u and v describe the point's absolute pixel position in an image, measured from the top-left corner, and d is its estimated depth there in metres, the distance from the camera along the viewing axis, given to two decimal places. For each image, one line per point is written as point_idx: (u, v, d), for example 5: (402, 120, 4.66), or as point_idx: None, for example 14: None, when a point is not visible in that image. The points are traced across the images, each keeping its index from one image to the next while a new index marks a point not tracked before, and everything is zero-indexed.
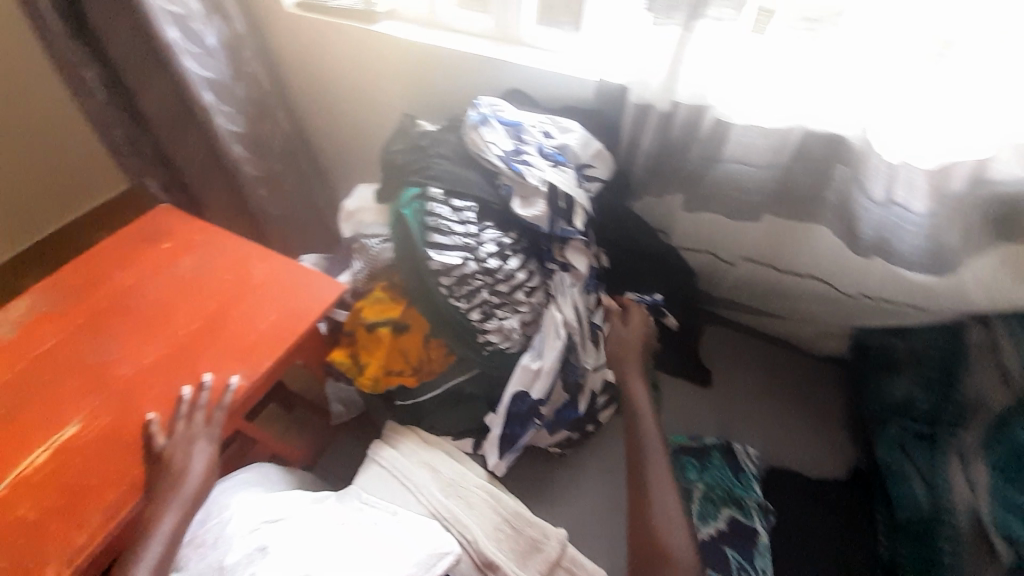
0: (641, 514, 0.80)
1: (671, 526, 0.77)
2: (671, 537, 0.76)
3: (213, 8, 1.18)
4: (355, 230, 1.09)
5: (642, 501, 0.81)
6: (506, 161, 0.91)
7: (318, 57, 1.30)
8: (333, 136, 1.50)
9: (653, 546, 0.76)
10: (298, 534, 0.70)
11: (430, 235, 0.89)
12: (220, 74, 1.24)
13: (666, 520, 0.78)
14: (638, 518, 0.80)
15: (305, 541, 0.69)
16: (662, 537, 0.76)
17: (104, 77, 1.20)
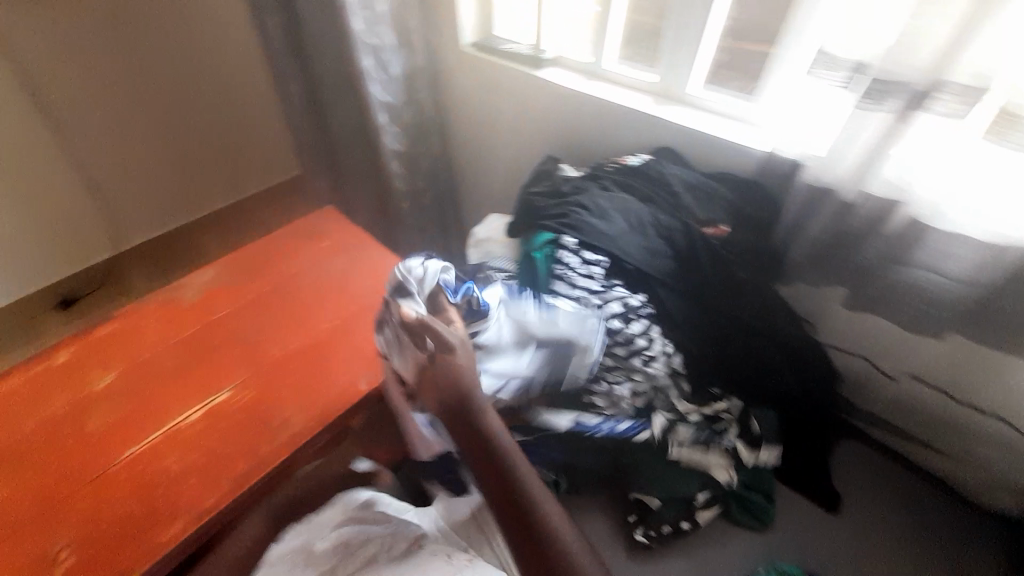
0: (520, 531, 0.58)
1: (543, 501, 0.60)
2: (550, 513, 0.60)
3: (402, 43, 1.32)
4: (481, 258, 1.11)
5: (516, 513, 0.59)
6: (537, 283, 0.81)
7: (480, 92, 1.40)
8: (475, 164, 1.59)
9: (526, 529, 0.58)
10: (382, 539, 0.74)
11: (554, 282, 0.83)
12: (395, 99, 1.38)
13: (534, 493, 0.60)
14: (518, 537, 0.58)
15: (384, 551, 0.72)
16: (537, 512, 0.59)
17: (304, 93, 1.41)
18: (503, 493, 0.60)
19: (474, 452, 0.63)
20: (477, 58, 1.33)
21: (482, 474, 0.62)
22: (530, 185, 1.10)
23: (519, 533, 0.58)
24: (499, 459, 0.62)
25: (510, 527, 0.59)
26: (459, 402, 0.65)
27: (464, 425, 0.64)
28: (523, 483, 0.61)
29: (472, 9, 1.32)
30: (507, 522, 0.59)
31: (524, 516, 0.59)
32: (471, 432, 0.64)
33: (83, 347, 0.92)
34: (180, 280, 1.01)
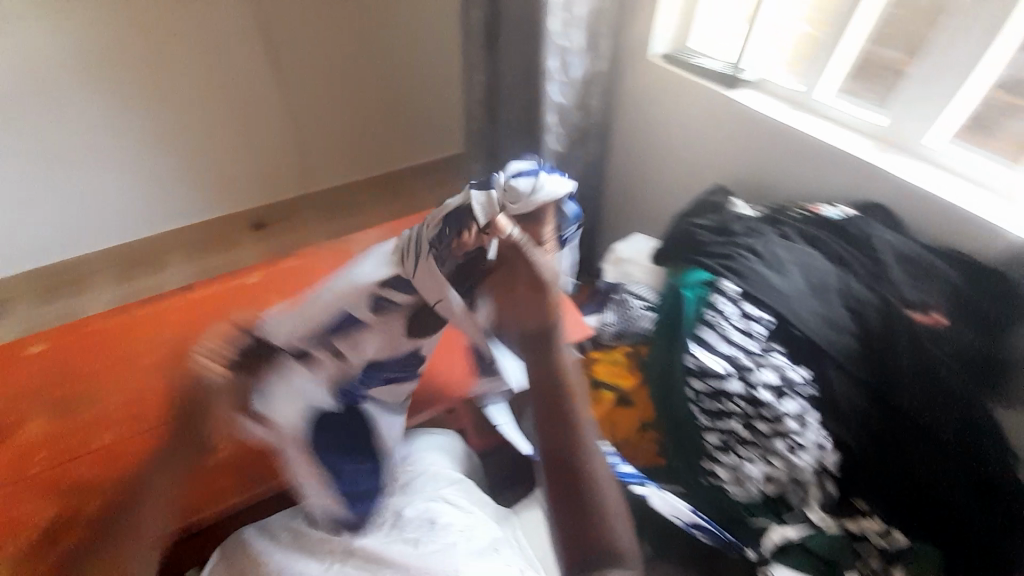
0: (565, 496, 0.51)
1: (607, 498, 0.51)
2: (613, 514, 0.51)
3: (591, 45, 1.31)
4: (617, 279, 1.04)
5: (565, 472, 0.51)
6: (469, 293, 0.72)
7: (657, 104, 1.32)
8: (630, 180, 1.51)
9: (581, 525, 0.50)
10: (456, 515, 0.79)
11: (701, 329, 0.76)
12: (568, 101, 1.37)
13: (601, 490, 0.51)
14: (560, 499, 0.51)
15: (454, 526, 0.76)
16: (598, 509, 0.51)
17: (487, 82, 1.49)
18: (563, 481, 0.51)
19: (545, 423, 0.53)
20: (665, 70, 1.26)
21: (546, 449, 0.52)
22: (691, 213, 1.01)
23: (570, 525, 0.50)
24: (570, 440, 0.52)
25: (565, 520, 0.50)
26: (536, 345, 0.54)
27: (542, 392, 0.53)
28: (591, 476, 0.52)
29: (672, 20, 1.26)
30: (562, 511, 0.51)
31: (583, 511, 0.50)
32: (546, 400, 0.53)
33: (266, 274, 1.07)
34: (350, 236, 1.14)
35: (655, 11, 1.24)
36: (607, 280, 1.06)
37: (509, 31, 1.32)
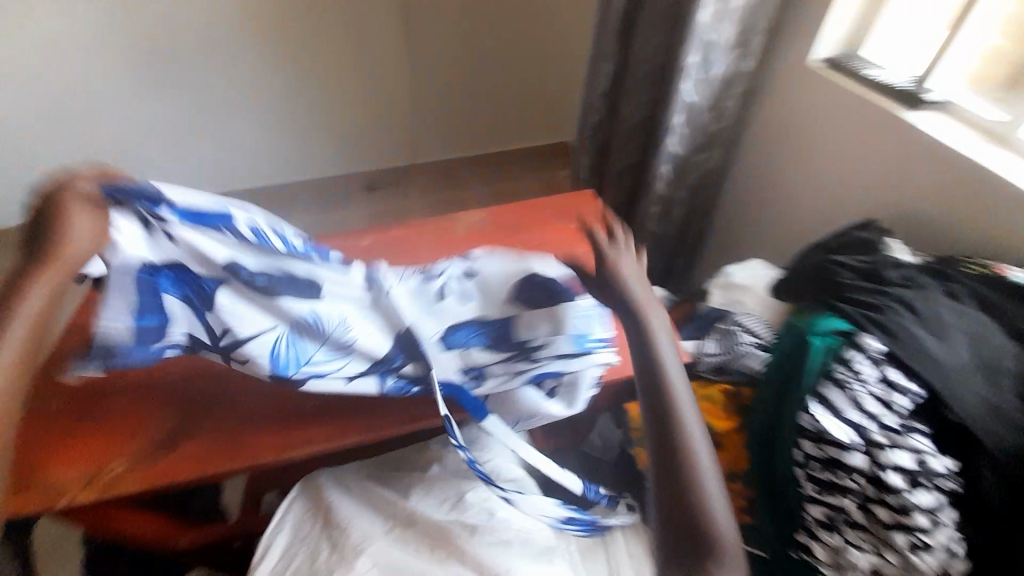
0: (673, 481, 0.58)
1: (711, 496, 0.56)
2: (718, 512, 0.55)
3: (740, 42, 1.17)
4: (725, 305, 0.95)
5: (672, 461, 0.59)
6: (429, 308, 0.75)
7: (809, 116, 1.15)
8: (753, 197, 1.35)
9: (686, 512, 0.55)
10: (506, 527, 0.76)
11: (826, 386, 0.66)
12: (702, 100, 1.23)
13: (703, 487, 0.57)
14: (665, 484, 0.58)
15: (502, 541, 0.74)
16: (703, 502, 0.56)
17: (615, 74, 1.39)
18: (670, 467, 0.58)
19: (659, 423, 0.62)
20: (828, 78, 1.09)
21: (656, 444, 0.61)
22: (828, 245, 0.87)
23: (675, 508, 0.56)
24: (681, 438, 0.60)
25: (664, 494, 0.57)
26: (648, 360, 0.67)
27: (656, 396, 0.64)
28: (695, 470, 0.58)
29: (845, 21, 1.09)
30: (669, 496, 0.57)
31: (686, 496, 0.56)
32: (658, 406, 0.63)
33: (379, 238, 1.11)
34: (455, 214, 1.15)
35: (828, 8, 1.07)
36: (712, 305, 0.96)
37: (649, 21, 1.21)
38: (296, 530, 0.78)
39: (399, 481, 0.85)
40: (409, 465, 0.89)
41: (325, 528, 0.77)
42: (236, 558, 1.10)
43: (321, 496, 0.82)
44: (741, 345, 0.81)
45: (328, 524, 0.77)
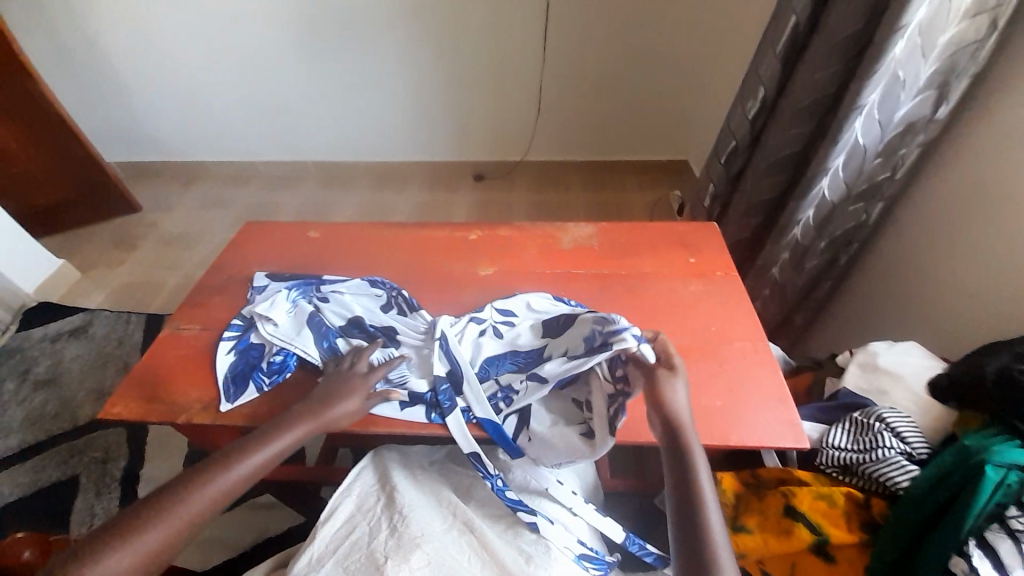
0: (686, 538, 0.58)
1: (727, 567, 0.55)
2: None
3: (940, 82, 0.96)
4: (865, 389, 0.81)
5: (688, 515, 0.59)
6: (499, 353, 0.86)
7: (1016, 184, 0.91)
8: (910, 263, 1.14)
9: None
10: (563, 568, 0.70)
11: (1000, 537, 0.57)
12: (871, 144, 1.04)
13: (716, 546, 0.56)
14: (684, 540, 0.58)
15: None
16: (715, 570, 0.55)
17: (767, 100, 1.23)
18: (689, 524, 0.58)
19: (676, 478, 0.62)
20: None
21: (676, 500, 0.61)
22: (1021, 351, 0.69)
23: (689, 572, 0.55)
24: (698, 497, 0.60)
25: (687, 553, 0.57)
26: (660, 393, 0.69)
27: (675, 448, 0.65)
28: (707, 531, 0.57)
29: None
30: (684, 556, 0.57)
31: (698, 553, 0.56)
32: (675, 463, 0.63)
33: (487, 236, 1.11)
34: (565, 224, 1.12)
35: None
36: (848, 387, 0.83)
37: (823, 45, 1.04)
38: (362, 501, 0.80)
39: (462, 481, 0.84)
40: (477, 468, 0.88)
41: (386, 508, 0.78)
42: (302, 502, 1.18)
43: (388, 475, 0.83)
44: (882, 450, 0.68)
45: (391, 506, 0.78)
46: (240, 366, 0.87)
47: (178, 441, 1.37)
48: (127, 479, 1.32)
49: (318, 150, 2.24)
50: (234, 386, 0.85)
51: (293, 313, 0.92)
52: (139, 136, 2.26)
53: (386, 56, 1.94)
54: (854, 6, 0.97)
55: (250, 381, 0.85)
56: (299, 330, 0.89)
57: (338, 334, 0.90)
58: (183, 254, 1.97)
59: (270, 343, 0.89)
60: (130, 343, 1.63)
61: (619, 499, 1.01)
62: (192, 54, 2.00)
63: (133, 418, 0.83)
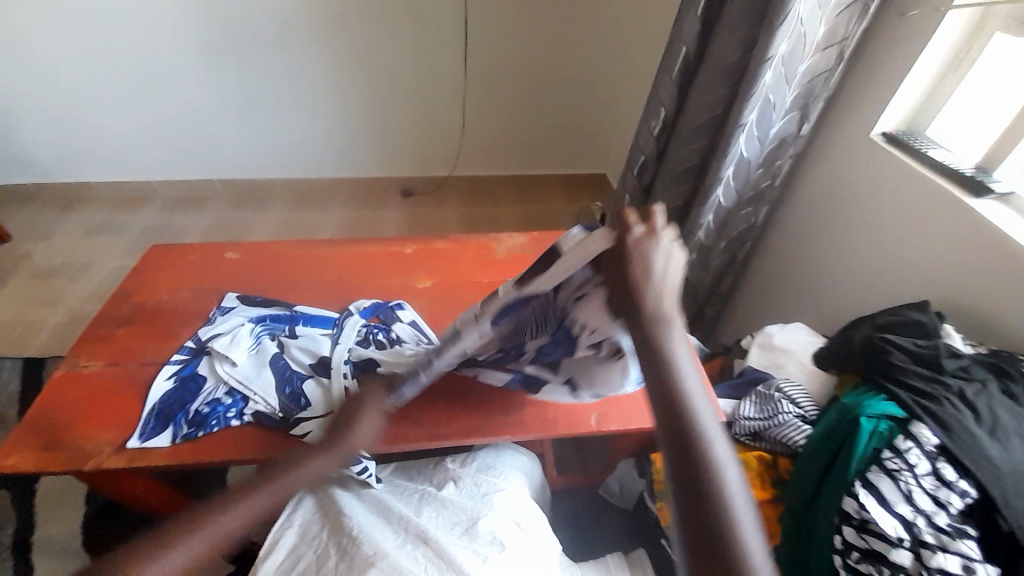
0: (681, 453, 0.44)
1: (746, 531, 0.41)
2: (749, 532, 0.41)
3: (801, 105, 1.14)
4: (767, 365, 0.93)
5: (679, 425, 0.45)
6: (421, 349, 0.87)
7: (866, 188, 1.10)
8: (791, 256, 1.33)
9: (707, 538, 0.41)
10: (520, 561, 0.73)
11: (877, 473, 0.67)
12: (754, 157, 1.20)
13: (716, 462, 0.43)
14: (679, 459, 0.44)
15: None
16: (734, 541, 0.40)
17: (668, 118, 1.36)
18: (682, 461, 0.44)
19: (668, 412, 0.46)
20: (891, 155, 1.04)
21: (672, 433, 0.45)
22: (879, 322, 0.84)
23: (689, 511, 0.42)
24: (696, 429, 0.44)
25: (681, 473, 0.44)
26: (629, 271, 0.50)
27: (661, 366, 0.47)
28: (701, 441, 0.44)
29: (916, 92, 1.04)
30: (686, 513, 0.42)
31: (693, 470, 0.43)
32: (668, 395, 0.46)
33: (422, 250, 1.12)
34: (498, 235, 1.16)
35: (896, 82, 1.03)
36: (752, 365, 0.95)
37: (710, 72, 1.19)
38: (305, 532, 0.77)
39: (412, 496, 0.83)
40: (424, 479, 0.88)
41: (332, 534, 0.75)
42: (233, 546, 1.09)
43: (332, 499, 0.81)
44: (783, 415, 0.79)
45: (338, 531, 0.75)
46: (173, 396, 0.81)
47: (74, 500, 1.20)
48: (14, 548, 1.13)
49: (230, 169, 2.11)
50: (155, 424, 0.78)
51: (256, 349, 0.85)
52: (3, 155, 1.97)
53: (304, 72, 1.90)
54: (732, 40, 1.12)
55: (170, 422, 0.78)
56: (261, 370, 0.83)
57: (304, 377, 0.83)
58: (69, 287, 1.74)
59: (227, 382, 0.81)
60: (5, 393, 1.41)
61: (567, 493, 1.06)
62: (72, 62, 1.81)
63: (33, 471, 0.73)
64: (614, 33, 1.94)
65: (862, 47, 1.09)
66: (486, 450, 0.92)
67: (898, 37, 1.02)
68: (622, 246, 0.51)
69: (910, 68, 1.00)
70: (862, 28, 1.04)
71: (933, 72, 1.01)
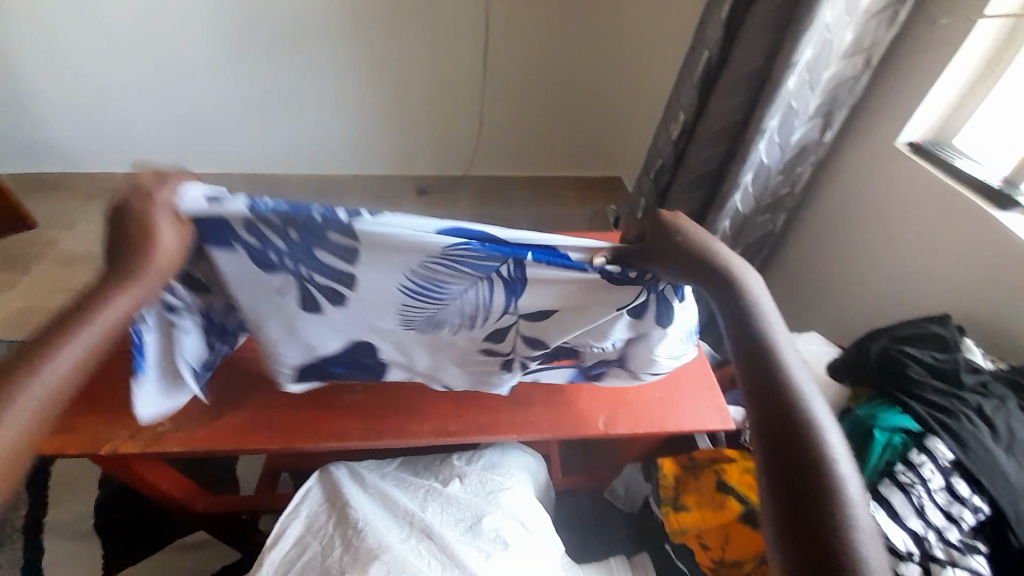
0: (761, 379, 0.40)
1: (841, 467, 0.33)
2: (844, 465, 0.34)
3: (824, 112, 1.12)
4: None
5: (761, 357, 0.42)
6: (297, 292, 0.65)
7: (888, 198, 1.08)
8: (807, 266, 1.31)
9: (796, 474, 0.33)
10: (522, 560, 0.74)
11: (889, 487, 0.66)
12: (774, 164, 1.18)
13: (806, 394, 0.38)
14: (758, 386, 0.40)
15: None
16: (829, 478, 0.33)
17: (687, 123, 1.35)
18: (762, 387, 0.40)
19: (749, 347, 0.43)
20: (916, 164, 1.02)
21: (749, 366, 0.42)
22: (898, 334, 0.82)
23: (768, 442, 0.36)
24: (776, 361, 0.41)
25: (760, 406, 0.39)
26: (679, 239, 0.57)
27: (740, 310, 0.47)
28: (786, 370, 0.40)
29: (943, 102, 1.02)
30: (769, 449, 0.36)
31: (774, 399, 0.39)
32: (749, 334, 0.44)
33: None
34: None
35: (923, 92, 1.01)
36: None
37: (732, 77, 1.18)
38: (311, 522, 0.78)
39: (417, 491, 0.83)
40: (430, 474, 0.88)
41: (339, 525, 0.76)
42: (241, 534, 1.11)
43: (339, 490, 0.81)
44: None
45: (344, 522, 0.76)
46: None
47: (90, 482, 1.23)
48: (31, 527, 1.16)
49: (249, 163, 2.15)
50: (205, 369, 0.75)
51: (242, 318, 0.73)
52: (33, 144, 2.03)
53: (326, 70, 1.93)
54: (755, 45, 1.11)
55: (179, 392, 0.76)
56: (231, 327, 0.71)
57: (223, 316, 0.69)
58: (91, 274, 1.79)
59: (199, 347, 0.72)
60: None
61: (572, 496, 1.06)
62: (102, 56, 1.85)
63: (54, 452, 0.75)
64: (636, 37, 1.93)
65: (889, 56, 1.08)
66: (492, 448, 0.92)
67: (927, 46, 1.00)
68: (672, 219, 0.58)
69: (939, 77, 0.98)
70: (889, 36, 1.03)
71: (962, 82, 0.99)
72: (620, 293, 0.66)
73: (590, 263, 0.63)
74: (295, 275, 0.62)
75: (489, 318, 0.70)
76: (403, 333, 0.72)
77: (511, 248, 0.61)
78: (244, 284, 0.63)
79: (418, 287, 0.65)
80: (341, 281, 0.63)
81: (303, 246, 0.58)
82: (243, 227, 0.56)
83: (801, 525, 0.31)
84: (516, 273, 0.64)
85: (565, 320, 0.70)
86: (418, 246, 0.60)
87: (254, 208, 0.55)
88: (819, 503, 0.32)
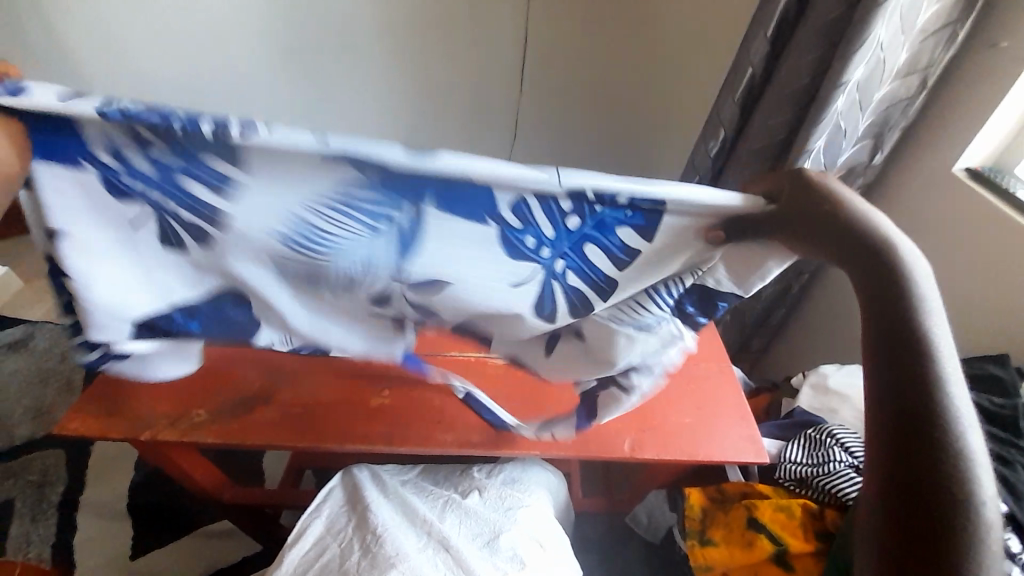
0: (907, 381, 0.34)
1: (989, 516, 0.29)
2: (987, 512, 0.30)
3: (874, 134, 1.08)
4: (817, 408, 0.88)
5: (906, 353, 0.35)
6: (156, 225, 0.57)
7: (943, 226, 1.02)
8: (850, 293, 1.25)
9: (934, 507, 0.30)
10: None
11: None
12: None
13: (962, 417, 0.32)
14: (900, 393, 0.34)
15: None
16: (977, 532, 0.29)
17: (727, 141, 1.31)
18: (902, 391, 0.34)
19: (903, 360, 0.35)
20: (975, 191, 0.97)
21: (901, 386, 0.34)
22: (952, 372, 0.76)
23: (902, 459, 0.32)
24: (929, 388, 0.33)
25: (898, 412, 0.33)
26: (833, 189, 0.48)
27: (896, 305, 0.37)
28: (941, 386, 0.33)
29: (1005, 128, 0.96)
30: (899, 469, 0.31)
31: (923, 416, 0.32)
32: (908, 340, 0.35)
33: None
34: None
35: (985, 115, 0.96)
36: (802, 407, 0.89)
37: (777, 95, 1.14)
38: (331, 523, 0.78)
39: (437, 501, 0.83)
40: (450, 485, 0.87)
41: (358, 529, 0.77)
42: (263, 528, 1.13)
43: (360, 494, 0.82)
44: (833, 464, 0.73)
45: (363, 527, 0.76)
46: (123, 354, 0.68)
47: (124, 466, 1.29)
48: (67, 505, 1.22)
49: None
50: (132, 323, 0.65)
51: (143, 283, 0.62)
52: None
53: None
54: (801, 64, 1.08)
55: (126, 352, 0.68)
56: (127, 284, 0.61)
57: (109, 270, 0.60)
58: None
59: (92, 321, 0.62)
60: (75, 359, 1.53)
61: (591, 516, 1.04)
62: None
63: (93, 435, 0.78)
64: None
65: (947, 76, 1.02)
66: (512, 463, 0.91)
67: (991, 67, 0.94)
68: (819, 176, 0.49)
69: (1002, 101, 0.93)
70: (948, 56, 0.98)
71: None
72: (512, 263, 0.60)
73: (492, 215, 0.56)
74: (150, 206, 0.55)
75: (375, 279, 0.61)
76: (282, 283, 0.62)
77: (409, 187, 0.53)
78: (98, 223, 0.57)
79: (298, 233, 0.56)
80: (206, 217, 0.56)
81: (172, 180, 0.53)
82: (87, 129, 0.49)
83: (908, 572, 0.29)
84: (410, 226, 0.56)
85: (469, 284, 0.62)
86: (277, 161, 0.50)
87: (107, 112, 0.46)
88: (951, 547, 0.28)
